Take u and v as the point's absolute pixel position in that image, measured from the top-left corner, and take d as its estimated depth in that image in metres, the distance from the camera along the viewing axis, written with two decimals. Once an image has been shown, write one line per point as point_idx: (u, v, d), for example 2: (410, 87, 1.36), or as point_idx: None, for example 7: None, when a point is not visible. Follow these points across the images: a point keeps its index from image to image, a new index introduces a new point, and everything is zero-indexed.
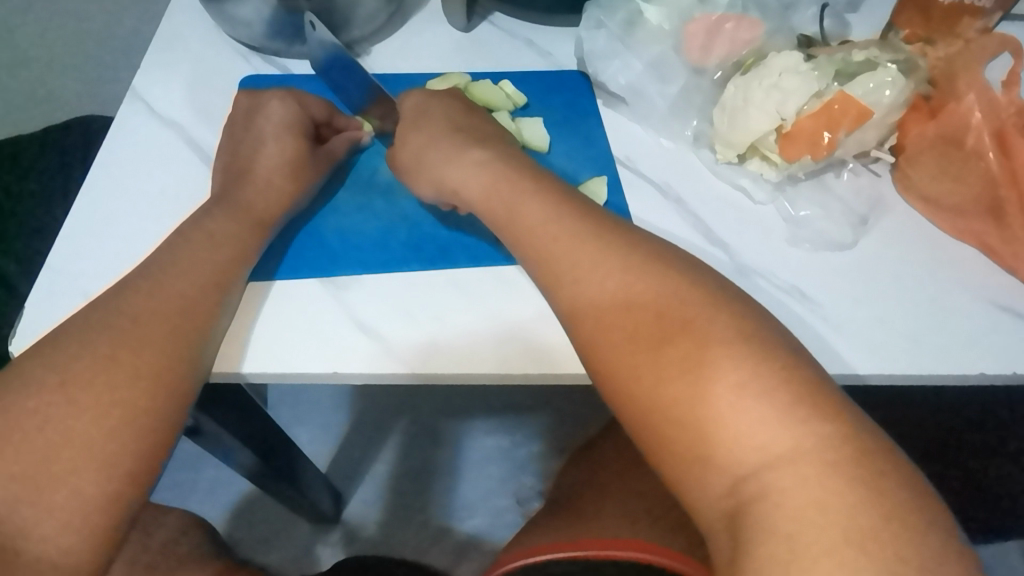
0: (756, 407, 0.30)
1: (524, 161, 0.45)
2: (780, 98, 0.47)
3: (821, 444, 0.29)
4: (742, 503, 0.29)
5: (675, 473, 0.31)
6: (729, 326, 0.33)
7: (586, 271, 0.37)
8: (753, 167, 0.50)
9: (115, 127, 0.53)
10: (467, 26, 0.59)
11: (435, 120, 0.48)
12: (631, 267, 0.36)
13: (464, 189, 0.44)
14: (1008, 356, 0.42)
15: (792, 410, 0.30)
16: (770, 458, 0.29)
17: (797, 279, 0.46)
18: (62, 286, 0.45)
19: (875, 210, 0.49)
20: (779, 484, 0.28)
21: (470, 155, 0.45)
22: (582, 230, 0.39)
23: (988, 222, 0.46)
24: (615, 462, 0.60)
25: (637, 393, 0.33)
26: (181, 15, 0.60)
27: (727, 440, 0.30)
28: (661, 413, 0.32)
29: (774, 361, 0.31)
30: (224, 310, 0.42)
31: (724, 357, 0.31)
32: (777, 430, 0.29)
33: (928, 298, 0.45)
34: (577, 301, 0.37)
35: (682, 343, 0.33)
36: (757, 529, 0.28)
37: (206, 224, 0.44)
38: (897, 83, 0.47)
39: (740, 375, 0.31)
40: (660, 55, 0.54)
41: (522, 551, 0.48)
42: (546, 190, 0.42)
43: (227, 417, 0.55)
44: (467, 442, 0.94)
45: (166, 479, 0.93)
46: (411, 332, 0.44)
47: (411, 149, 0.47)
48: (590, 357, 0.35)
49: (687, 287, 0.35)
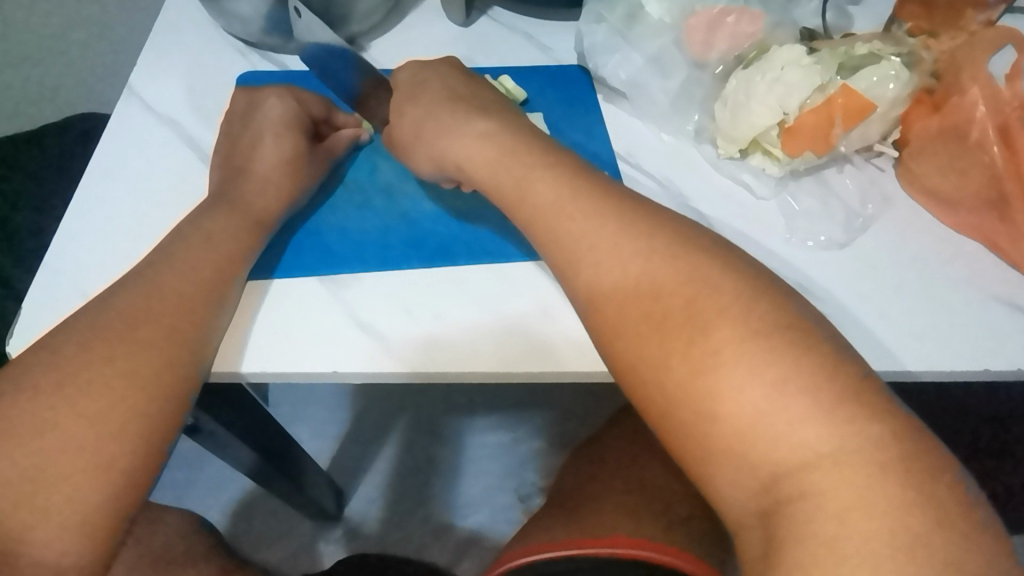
0: (798, 404, 0.29)
1: (528, 129, 0.45)
2: (783, 92, 0.46)
3: (864, 443, 0.28)
4: (778, 503, 0.29)
5: (707, 469, 0.31)
6: (763, 315, 0.32)
7: (609, 261, 0.36)
8: (755, 163, 0.50)
9: (113, 125, 0.53)
10: (465, 21, 0.58)
11: (434, 90, 0.47)
12: (662, 257, 0.35)
13: (466, 159, 0.44)
14: (1016, 351, 0.42)
15: (836, 408, 0.29)
16: (812, 458, 0.29)
17: (813, 275, 0.46)
18: (61, 286, 0.44)
19: (881, 205, 0.48)
20: (820, 485, 0.28)
21: (472, 129, 0.44)
22: (604, 212, 0.38)
23: (993, 216, 0.46)
24: (616, 459, 0.60)
25: (666, 384, 0.32)
26: (177, 12, 0.59)
27: (765, 437, 0.29)
28: (693, 407, 0.31)
29: (815, 356, 0.31)
30: (223, 310, 0.42)
31: (763, 351, 0.31)
32: (818, 428, 0.29)
33: (938, 294, 0.44)
34: (597, 291, 0.36)
35: (715, 333, 0.32)
36: (796, 531, 0.28)
37: (204, 223, 0.44)
38: (900, 77, 0.46)
39: (781, 371, 0.30)
40: (661, 49, 0.54)
41: (522, 549, 0.48)
42: (561, 166, 0.41)
43: (226, 416, 0.55)
44: (467, 439, 0.94)
45: (167, 477, 0.93)
46: (412, 330, 0.44)
47: (409, 121, 0.47)
48: (615, 348, 0.35)
49: (722, 276, 0.34)
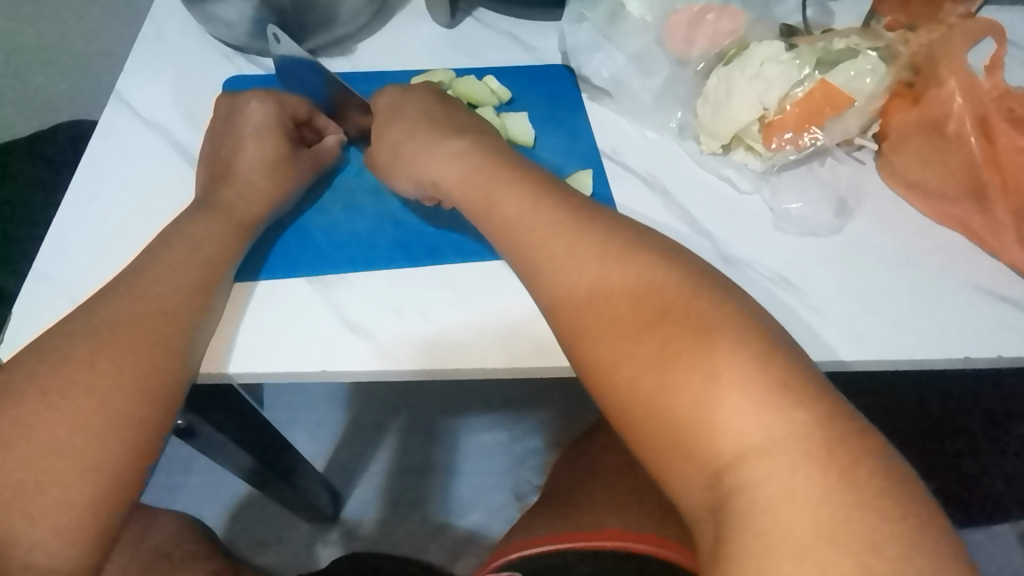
0: (733, 397, 0.30)
1: (501, 150, 0.45)
2: (763, 87, 0.47)
3: (797, 431, 0.29)
4: (724, 495, 0.29)
5: (660, 465, 0.31)
6: (708, 313, 0.33)
7: (566, 263, 0.37)
8: (738, 158, 0.51)
9: (100, 131, 0.53)
10: (451, 22, 0.59)
11: (414, 109, 0.48)
12: (612, 258, 0.36)
13: (442, 178, 0.44)
14: (995, 339, 0.43)
15: (769, 398, 0.30)
16: (748, 449, 0.29)
17: (782, 269, 0.46)
18: (51, 291, 0.45)
19: (859, 196, 0.49)
20: (756, 474, 0.28)
21: (446, 149, 0.45)
22: (563, 217, 0.39)
23: (972, 208, 0.46)
24: (608, 453, 0.61)
25: (618, 385, 0.33)
26: (163, 17, 0.59)
27: (705, 430, 0.30)
28: (643, 406, 0.32)
29: (752, 349, 0.31)
30: (207, 312, 0.42)
31: (701, 345, 0.32)
32: (754, 418, 0.29)
33: (921, 286, 0.45)
34: (557, 293, 0.37)
35: (660, 332, 0.33)
36: (736, 522, 0.28)
37: (187, 229, 0.44)
38: (877, 71, 0.47)
39: (712, 365, 0.31)
40: (644, 47, 0.54)
41: (516, 545, 0.49)
42: (527, 180, 0.42)
43: (220, 418, 0.55)
44: (461, 438, 0.95)
45: (163, 482, 0.93)
46: (400, 328, 0.44)
47: (389, 141, 0.47)
48: (574, 349, 0.36)
49: (668, 276, 0.35)
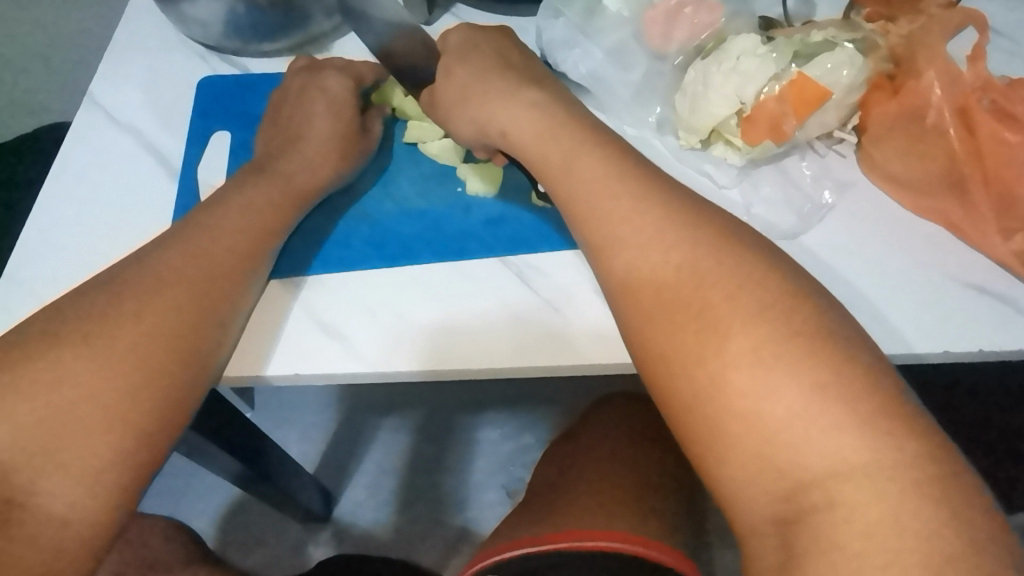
0: (834, 414, 0.30)
1: (579, 107, 0.44)
2: (739, 81, 0.47)
3: (897, 458, 0.29)
4: (801, 512, 0.29)
5: (730, 467, 0.31)
6: (806, 320, 0.32)
7: (648, 250, 0.36)
8: (717, 152, 0.50)
9: (73, 133, 0.52)
10: (428, 18, 0.59)
11: (486, 54, 0.48)
12: (702, 248, 0.35)
13: (514, 127, 0.43)
14: (973, 333, 0.43)
15: (873, 421, 0.30)
16: (843, 468, 0.29)
17: (818, 267, 0.46)
18: (18, 293, 0.45)
19: (839, 191, 0.49)
20: (848, 497, 0.29)
21: (523, 99, 0.44)
22: (648, 197, 0.38)
23: (953, 200, 0.46)
24: (593, 449, 0.61)
25: (698, 378, 0.32)
26: (137, 19, 0.59)
27: (800, 446, 0.30)
28: (725, 404, 0.31)
29: (858, 369, 0.31)
30: (214, 331, 0.40)
31: (807, 355, 0.31)
32: (854, 439, 0.29)
33: (900, 281, 0.45)
34: (634, 276, 0.36)
35: (756, 332, 0.32)
36: (819, 542, 0.28)
37: (189, 234, 0.42)
38: (854, 63, 0.47)
39: (818, 377, 0.30)
40: (621, 42, 0.54)
41: (501, 545, 0.48)
42: (607, 146, 0.41)
43: (203, 422, 0.55)
44: (451, 436, 0.94)
45: (155, 486, 0.93)
46: (373, 330, 0.44)
47: (457, 82, 0.47)
48: (645, 336, 0.35)
49: (761, 276, 0.34)
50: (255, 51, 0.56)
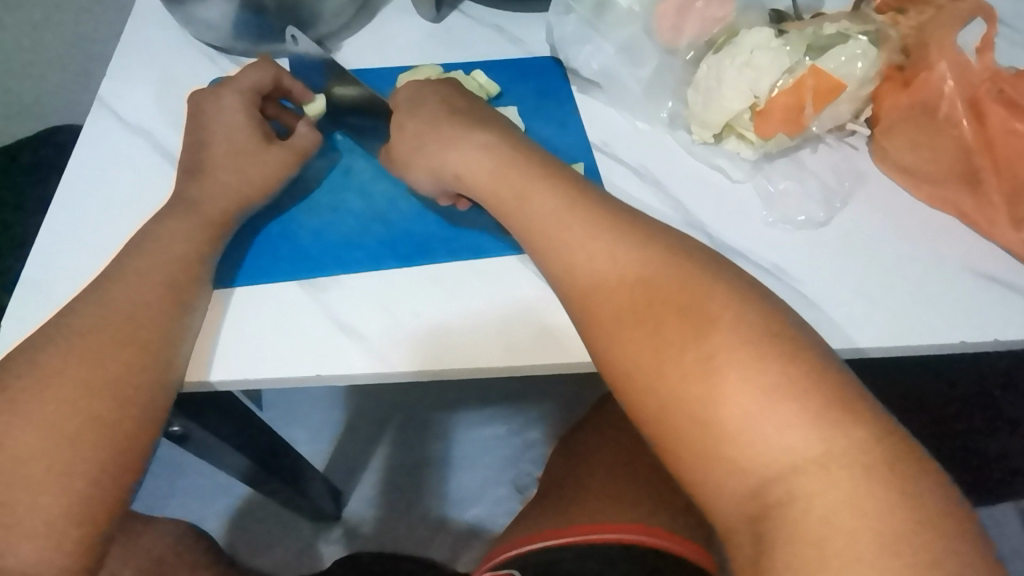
0: (782, 411, 0.30)
1: (528, 143, 0.44)
2: (752, 77, 0.47)
3: (852, 447, 0.29)
4: (767, 507, 0.29)
5: (699, 471, 0.31)
6: (753, 323, 0.32)
7: (598, 274, 0.36)
8: (730, 146, 0.50)
9: (83, 135, 0.52)
10: (436, 15, 0.58)
11: (433, 102, 0.47)
12: (654, 262, 0.36)
13: (467, 170, 0.43)
14: (990, 323, 0.43)
15: (824, 413, 0.30)
16: (799, 461, 0.29)
17: (788, 263, 0.46)
18: (35, 297, 0.44)
19: (854, 182, 0.49)
20: (808, 489, 0.29)
21: (473, 142, 0.44)
22: (597, 219, 0.38)
23: (965, 190, 0.46)
24: (607, 442, 0.61)
25: (661, 393, 0.32)
26: (145, 20, 0.58)
27: (756, 444, 0.30)
28: (686, 415, 0.31)
29: (806, 366, 0.31)
30: (177, 341, 0.40)
31: (753, 357, 0.31)
32: (807, 432, 0.29)
33: (916, 270, 0.45)
34: (592, 298, 0.36)
35: (708, 342, 0.32)
36: (784, 533, 0.28)
37: (156, 230, 0.43)
38: (868, 55, 0.47)
39: (768, 377, 0.31)
40: (631, 37, 0.54)
41: (516, 541, 0.49)
42: (558, 179, 0.41)
43: (215, 422, 0.55)
44: (459, 433, 0.95)
45: (163, 487, 0.93)
46: (390, 328, 0.44)
47: (410, 133, 0.46)
48: (606, 355, 0.35)
49: (712, 284, 0.34)
50: (265, 52, 0.56)
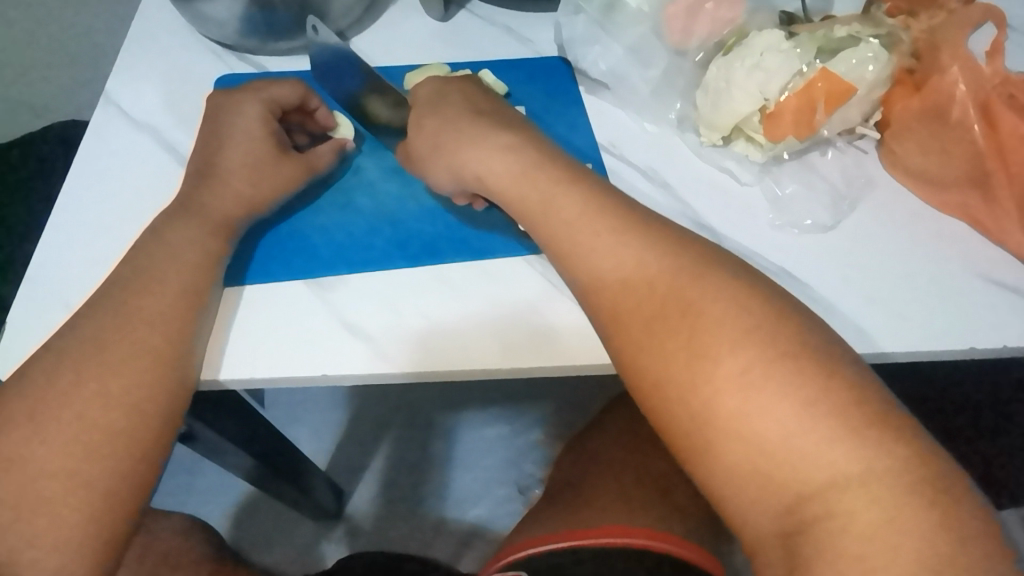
0: (823, 428, 0.30)
1: (553, 146, 0.44)
2: (762, 78, 0.46)
3: (894, 465, 0.29)
4: (803, 523, 0.29)
5: (731, 485, 0.31)
6: (792, 337, 0.32)
7: (627, 283, 0.36)
8: (738, 149, 0.50)
9: (90, 133, 0.52)
10: (444, 15, 0.58)
11: (455, 104, 0.47)
12: (687, 272, 0.35)
13: (488, 171, 0.43)
14: (1003, 330, 0.42)
15: (865, 430, 0.30)
16: (839, 478, 0.29)
17: (812, 269, 0.45)
18: (45, 296, 0.44)
19: (864, 187, 0.49)
20: (847, 506, 0.28)
21: (496, 143, 0.43)
22: (628, 226, 0.38)
23: (976, 194, 0.46)
24: (616, 444, 0.60)
25: (693, 405, 0.32)
26: (153, 17, 0.58)
27: (796, 460, 0.30)
28: (721, 429, 0.31)
29: (846, 382, 0.31)
30: (189, 341, 0.40)
31: (792, 372, 0.31)
32: (849, 451, 0.29)
33: (930, 276, 0.45)
34: (621, 307, 0.36)
35: (743, 355, 0.32)
36: (821, 550, 0.28)
37: (163, 234, 0.43)
38: (879, 59, 0.46)
39: (809, 393, 0.30)
40: (640, 38, 0.53)
41: (521, 543, 0.48)
42: (584, 183, 0.40)
43: (219, 420, 0.55)
44: (462, 433, 0.94)
45: (166, 484, 0.93)
46: (403, 330, 0.44)
47: (429, 131, 0.46)
48: (636, 365, 0.35)
49: (745, 295, 0.34)
50: (272, 49, 0.56)
